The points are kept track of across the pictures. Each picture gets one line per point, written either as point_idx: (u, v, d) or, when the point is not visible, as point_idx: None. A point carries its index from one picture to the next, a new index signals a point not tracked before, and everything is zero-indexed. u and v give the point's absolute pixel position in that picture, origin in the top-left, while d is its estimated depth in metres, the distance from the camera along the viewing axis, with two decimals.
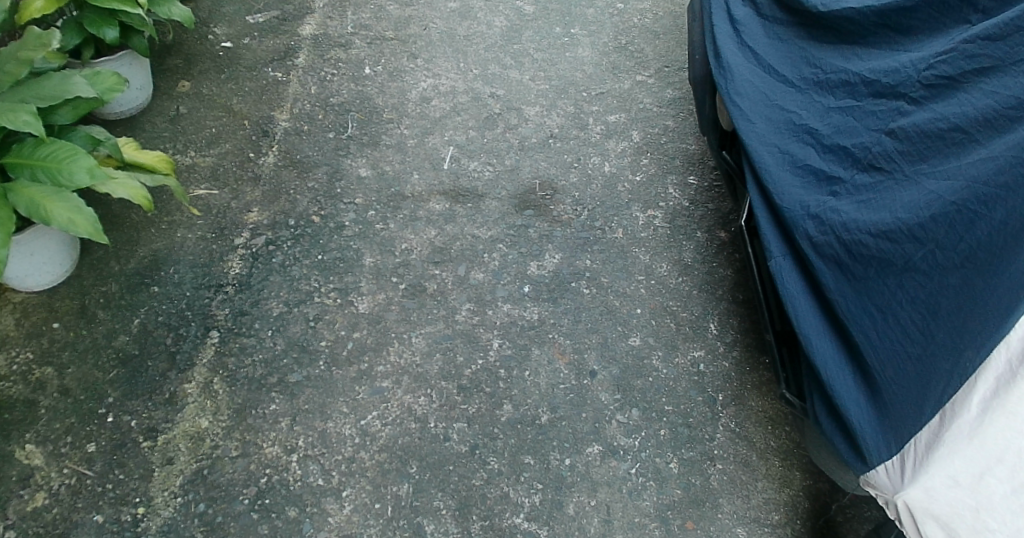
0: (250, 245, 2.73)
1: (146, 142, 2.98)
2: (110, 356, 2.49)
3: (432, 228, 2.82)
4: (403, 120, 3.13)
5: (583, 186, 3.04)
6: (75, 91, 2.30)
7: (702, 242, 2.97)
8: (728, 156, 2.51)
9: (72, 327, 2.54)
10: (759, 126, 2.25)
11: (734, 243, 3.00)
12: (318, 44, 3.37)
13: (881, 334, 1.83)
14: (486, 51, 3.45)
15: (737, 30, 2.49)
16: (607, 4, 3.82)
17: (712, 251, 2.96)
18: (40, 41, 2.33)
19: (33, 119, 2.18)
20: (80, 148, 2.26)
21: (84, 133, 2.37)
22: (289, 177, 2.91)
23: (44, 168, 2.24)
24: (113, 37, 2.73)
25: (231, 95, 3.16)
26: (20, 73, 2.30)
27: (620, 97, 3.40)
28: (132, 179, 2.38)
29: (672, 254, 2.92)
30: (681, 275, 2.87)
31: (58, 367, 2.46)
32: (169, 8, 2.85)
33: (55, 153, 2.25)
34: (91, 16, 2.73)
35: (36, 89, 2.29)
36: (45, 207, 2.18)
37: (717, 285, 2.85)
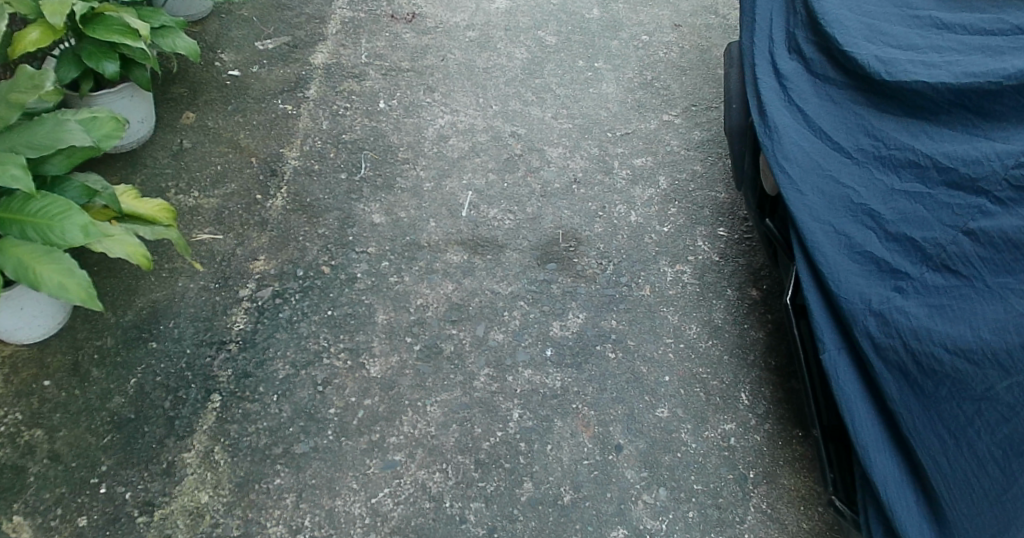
0: (256, 298, 2.56)
1: (147, 179, 2.81)
2: (104, 419, 2.31)
3: (450, 282, 2.65)
4: (420, 160, 2.95)
5: (608, 237, 2.88)
6: (70, 140, 2.11)
7: (733, 300, 2.83)
8: (770, 224, 2.34)
9: (64, 386, 2.37)
10: (811, 200, 2.09)
11: (766, 302, 2.86)
12: (330, 76, 3.20)
13: (954, 464, 1.69)
14: (506, 85, 3.28)
15: (784, 85, 2.32)
16: (632, 35, 3.65)
17: (743, 311, 2.81)
18: (33, 82, 2.14)
19: (23, 174, 1.99)
20: (74, 204, 2.07)
21: (79, 183, 2.19)
22: (297, 222, 2.73)
23: (34, 225, 2.05)
24: (113, 72, 2.55)
25: (238, 129, 2.99)
26: (11, 118, 2.11)
27: (646, 138, 3.23)
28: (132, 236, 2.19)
29: (702, 314, 2.77)
30: (712, 338, 2.72)
31: (48, 430, 2.29)
32: (174, 40, 2.65)
33: (47, 209, 2.06)
34: (90, 49, 2.55)
35: (27, 136, 2.10)
36: (33, 269, 1.98)
37: (748, 350, 2.69)
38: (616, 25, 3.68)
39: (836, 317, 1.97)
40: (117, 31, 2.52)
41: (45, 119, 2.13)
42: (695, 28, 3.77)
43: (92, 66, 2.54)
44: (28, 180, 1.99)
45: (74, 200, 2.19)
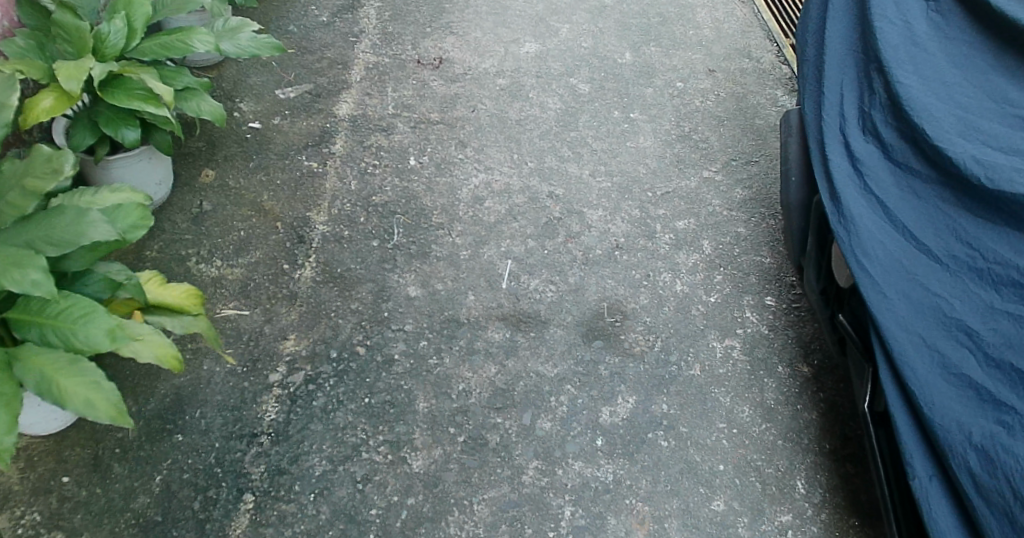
0: (287, 384, 2.40)
1: (166, 247, 2.63)
2: (128, 522, 2.14)
3: (493, 364, 2.50)
4: (455, 225, 2.79)
5: (655, 309, 2.73)
6: (92, 234, 1.91)
7: (784, 378, 2.65)
8: (842, 319, 2.24)
9: (84, 483, 2.19)
10: (896, 306, 1.97)
11: (820, 379, 2.67)
12: (356, 128, 3.03)
13: None
14: (541, 139, 3.13)
15: (860, 171, 2.20)
16: (666, 82, 3.51)
17: (794, 390, 2.63)
18: (50, 166, 1.96)
19: (42, 278, 1.82)
20: (98, 305, 1.91)
21: (101, 275, 2.02)
22: (329, 296, 2.57)
23: (55, 328, 1.89)
24: (132, 139, 2.36)
25: (261, 189, 2.81)
26: (28, 207, 1.93)
27: (687, 197, 3.08)
28: (159, 335, 2.00)
29: (754, 394, 2.60)
30: (766, 422, 2.54)
31: (68, 534, 2.11)
32: (198, 103, 2.45)
33: (70, 310, 1.91)
34: (108, 114, 2.36)
35: (46, 228, 1.92)
36: (57, 382, 1.83)
37: (802, 434, 2.51)
38: (650, 71, 3.54)
39: (926, 439, 1.86)
40: (137, 96, 2.32)
41: (65, 207, 1.93)
42: (730, 74, 3.64)
43: (110, 133, 2.34)
44: (50, 285, 1.82)
45: (97, 295, 2.01)
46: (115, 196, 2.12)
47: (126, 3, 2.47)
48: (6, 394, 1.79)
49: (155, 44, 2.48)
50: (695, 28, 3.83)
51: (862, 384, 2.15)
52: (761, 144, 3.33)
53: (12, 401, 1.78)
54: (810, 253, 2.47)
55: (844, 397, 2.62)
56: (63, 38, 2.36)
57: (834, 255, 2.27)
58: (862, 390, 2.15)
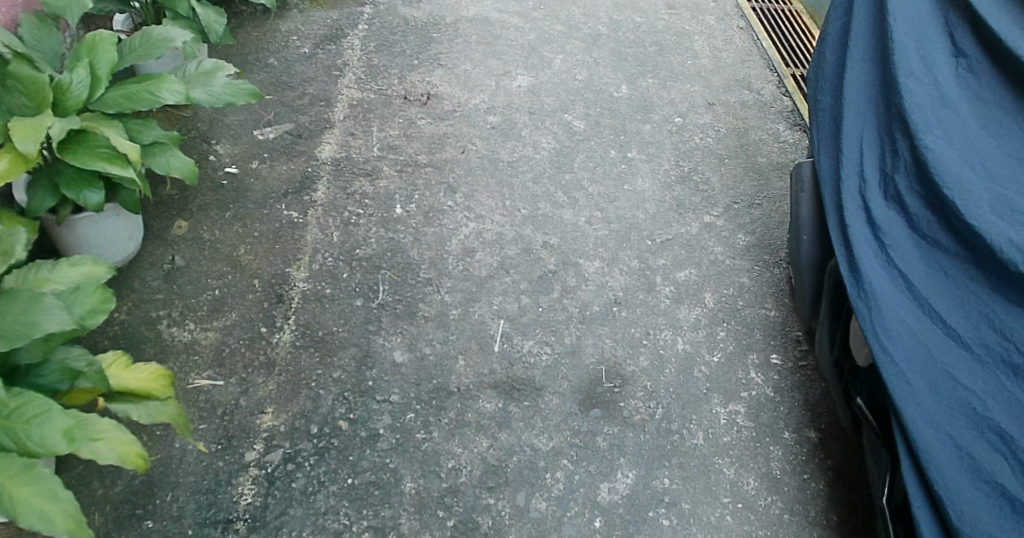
0: (264, 463, 2.23)
1: (136, 308, 2.46)
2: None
3: (484, 437, 2.35)
4: (443, 281, 2.64)
5: (656, 372, 2.58)
6: (47, 324, 1.74)
7: (790, 446, 2.48)
8: (859, 404, 2.12)
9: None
10: (924, 399, 1.84)
11: (828, 445, 2.51)
12: (339, 173, 2.86)
13: None
14: (534, 182, 2.97)
15: (882, 239, 2.05)
16: (664, 117, 3.35)
17: (802, 458, 2.46)
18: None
19: None
20: (53, 403, 1.75)
21: (58, 365, 1.86)
22: (309, 363, 2.41)
23: (5, 430, 1.71)
24: (96, 202, 2.20)
25: (237, 242, 2.64)
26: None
27: (688, 244, 2.92)
28: (123, 430, 1.86)
29: (759, 465, 2.43)
30: (772, 494, 2.37)
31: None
32: (169, 161, 2.32)
33: (22, 408, 1.73)
34: (68, 174, 2.19)
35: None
36: (10, 495, 1.65)
37: (809, 507, 2.35)
38: (647, 105, 3.38)
39: None
40: (99, 156, 2.15)
41: (15, 294, 1.76)
42: (730, 107, 3.48)
43: (71, 195, 2.18)
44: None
45: (55, 387, 1.84)
46: (74, 271, 1.94)
47: (90, 49, 2.30)
48: None
49: (120, 93, 2.31)
50: (693, 58, 3.68)
51: (880, 473, 2.02)
52: (764, 184, 3.18)
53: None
54: (822, 320, 2.34)
55: (850, 466, 2.46)
56: (18, 89, 2.16)
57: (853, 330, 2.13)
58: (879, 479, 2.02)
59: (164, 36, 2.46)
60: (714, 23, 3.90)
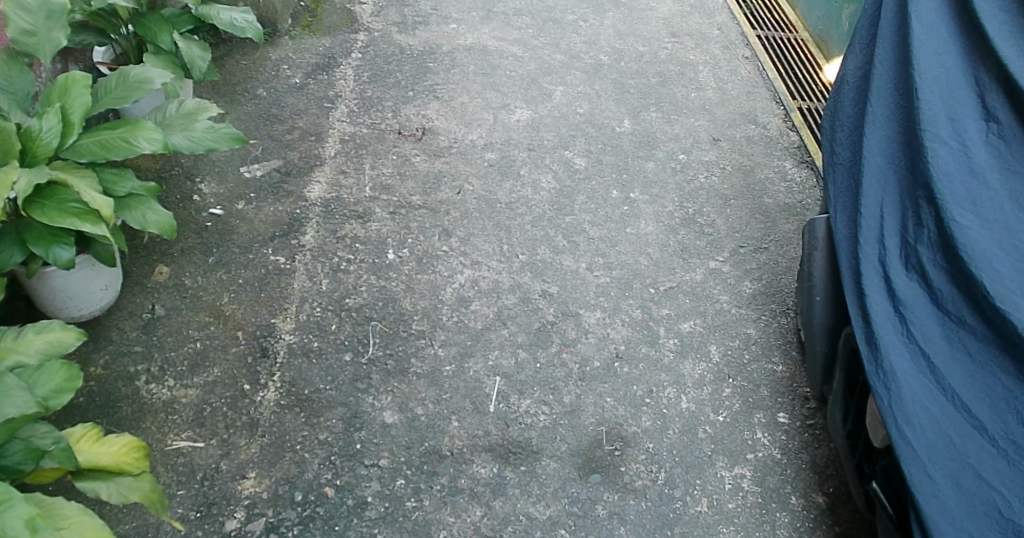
0: (245, 534, 2.08)
1: (112, 362, 2.33)
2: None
3: (478, 505, 2.21)
4: (437, 333, 2.51)
5: (658, 433, 2.45)
6: (9, 410, 1.72)
7: (798, 511, 2.35)
8: (875, 484, 2.12)
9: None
10: (944, 490, 1.81)
11: (838, 512, 2.37)
12: (329, 215, 2.75)
13: None
14: (533, 226, 2.85)
15: (903, 314, 2.02)
16: (668, 153, 3.23)
17: (810, 526, 2.32)
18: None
19: None
20: (13, 493, 1.66)
21: (23, 445, 1.79)
22: (295, 423, 2.28)
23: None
24: (66, 258, 2.15)
25: (221, 290, 2.52)
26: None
27: (692, 294, 2.80)
28: (88, 515, 1.80)
29: (767, 534, 2.29)
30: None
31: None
32: (145, 214, 2.26)
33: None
34: (38, 229, 2.15)
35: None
36: None
37: None
38: (650, 141, 3.26)
39: None
40: (71, 212, 2.12)
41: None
42: (736, 142, 3.35)
43: (40, 252, 2.13)
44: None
45: (19, 466, 1.77)
46: (40, 338, 1.93)
47: (62, 92, 2.27)
48: None
49: (93, 141, 2.29)
50: (698, 89, 3.56)
51: None
52: (772, 227, 3.04)
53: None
54: (836, 389, 2.33)
55: (862, 532, 2.33)
56: None
57: (871, 407, 2.13)
58: None
59: (142, 76, 2.43)
60: (719, 53, 3.79)
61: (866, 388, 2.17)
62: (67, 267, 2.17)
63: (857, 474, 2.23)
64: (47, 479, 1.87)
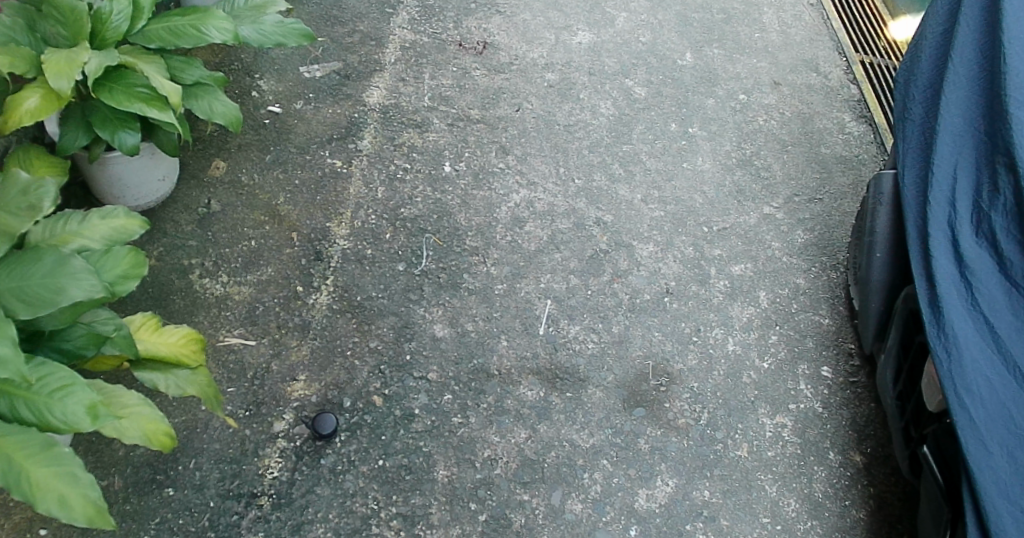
0: (293, 435, 2.10)
1: (166, 253, 2.34)
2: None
3: (522, 427, 2.20)
4: (490, 251, 2.47)
5: (703, 373, 2.39)
6: (72, 294, 1.75)
7: (835, 467, 2.27)
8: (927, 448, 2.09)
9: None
10: (1000, 464, 1.79)
11: (876, 471, 2.28)
12: (387, 122, 2.70)
13: None
14: (591, 151, 2.78)
15: (968, 280, 1.98)
16: (729, 92, 3.11)
17: (846, 484, 2.25)
18: (26, 201, 1.87)
19: (12, 353, 1.64)
20: (77, 377, 1.76)
21: (85, 330, 1.86)
22: (346, 329, 2.27)
23: (26, 401, 1.74)
24: (132, 143, 2.17)
25: (277, 190, 2.51)
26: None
27: (745, 238, 2.69)
28: (147, 408, 1.88)
29: (802, 484, 2.23)
30: (812, 519, 2.17)
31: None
32: (211, 105, 2.27)
33: (45, 381, 1.75)
34: (105, 113, 2.15)
35: (18, 281, 1.77)
36: (28, 474, 1.65)
37: (850, 537, 2.15)
38: (710, 78, 3.14)
39: None
40: (139, 97, 2.10)
41: (43, 255, 1.79)
42: (797, 88, 3.23)
43: (106, 137, 2.15)
44: (15, 363, 1.64)
45: (81, 352, 1.85)
46: (105, 224, 1.97)
47: None
48: None
49: (163, 27, 2.22)
50: (761, 31, 3.45)
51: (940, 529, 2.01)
52: (827, 177, 2.91)
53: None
54: (890, 349, 2.32)
55: (895, 496, 2.24)
56: (56, 19, 2.07)
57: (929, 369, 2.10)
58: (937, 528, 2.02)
59: None
60: None
61: (923, 349, 2.15)
62: (131, 153, 2.19)
63: (905, 437, 2.21)
64: (107, 366, 1.98)
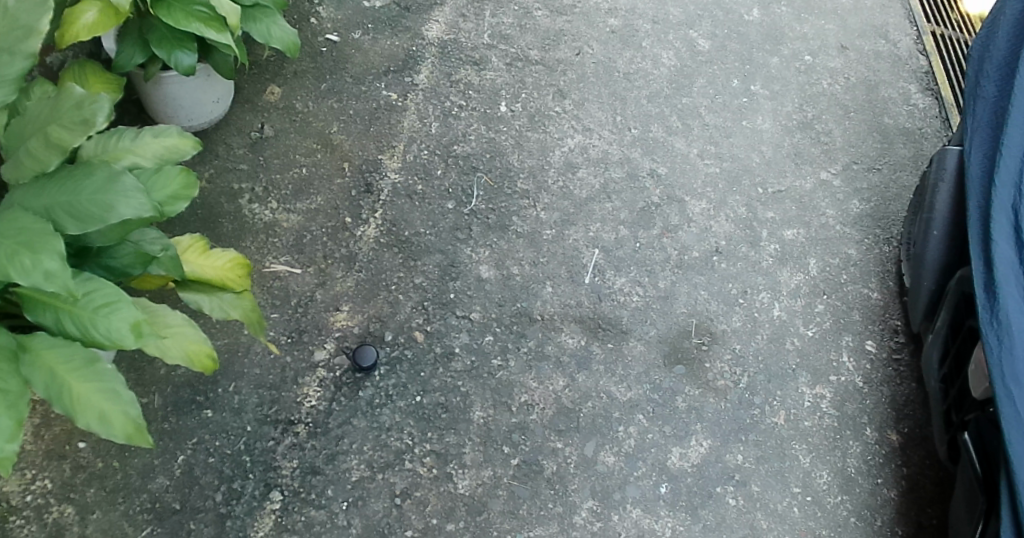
0: (332, 365, 2.14)
1: (218, 176, 2.37)
2: (143, 505, 1.96)
3: (561, 375, 2.19)
4: (541, 196, 2.45)
5: (747, 336, 2.33)
6: (122, 212, 1.72)
7: (869, 444, 2.21)
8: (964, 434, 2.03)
9: (102, 452, 2.02)
10: None
11: (911, 452, 2.22)
12: (445, 57, 2.68)
13: None
14: (649, 101, 2.72)
15: None
16: (794, 52, 2.97)
17: (879, 462, 2.19)
18: (80, 115, 1.75)
19: (58, 268, 1.64)
20: (122, 294, 1.74)
21: (133, 249, 1.85)
22: (391, 264, 2.28)
23: (72, 315, 1.73)
24: (188, 64, 2.15)
25: (331, 118, 2.51)
26: (50, 165, 1.75)
27: (799, 203, 2.59)
28: (190, 330, 1.88)
29: (835, 458, 2.18)
30: (842, 493, 2.13)
31: (80, 509, 1.95)
32: (268, 30, 2.24)
33: (90, 297, 1.73)
34: (162, 31, 2.13)
35: (68, 196, 1.74)
36: (70, 389, 1.68)
37: (877, 514, 2.11)
38: (776, 37, 3.00)
39: None
40: (196, 17, 2.07)
41: (94, 171, 1.75)
42: (864, 54, 3.02)
43: (162, 56, 2.13)
44: (63, 277, 1.64)
45: (128, 269, 1.85)
46: (157, 143, 1.94)
47: None
48: (12, 389, 1.63)
49: None
50: None
51: (967, 516, 1.95)
52: (887, 148, 2.77)
53: (17, 403, 1.62)
54: (937, 330, 2.24)
55: (929, 479, 2.18)
56: None
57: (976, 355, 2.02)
58: (963, 514, 1.98)
59: None
60: None
61: (974, 333, 2.07)
62: (186, 74, 2.18)
63: (945, 421, 2.16)
64: (153, 285, 1.99)
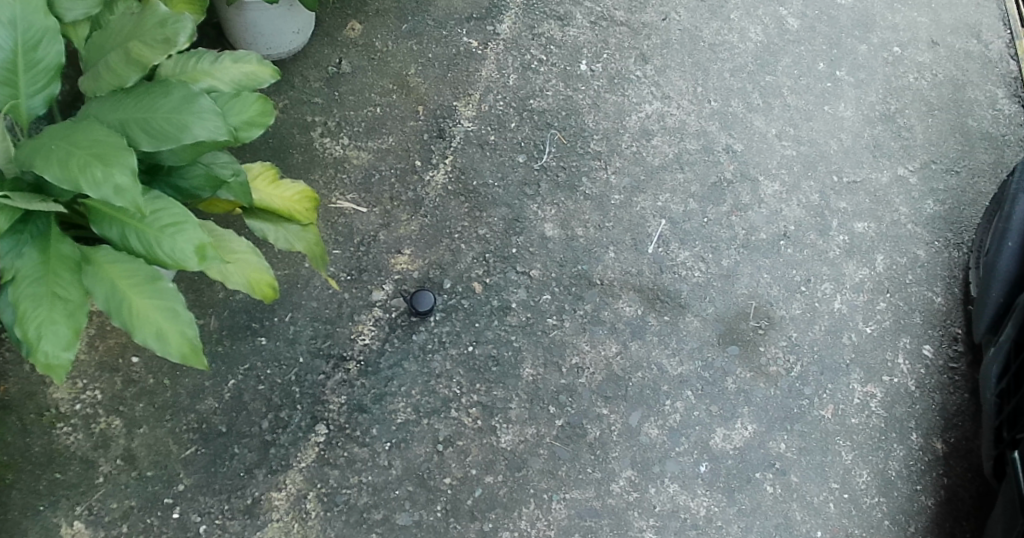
0: (388, 306, 2.16)
1: (293, 107, 2.41)
2: (189, 425, 1.98)
3: (615, 342, 2.18)
4: (613, 159, 2.45)
5: (805, 325, 2.27)
6: (195, 132, 1.69)
7: (913, 450, 2.13)
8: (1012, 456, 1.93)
9: (154, 369, 2.04)
10: None
11: (956, 464, 2.12)
12: (530, 9, 2.69)
13: None
14: (731, 75, 2.67)
15: None
16: (883, 41, 2.82)
17: (921, 469, 2.11)
18: (162, 34, 1.73)
19: (128, 183, 1.58)
20: (189, 215, 1.70)
21: (205, 171, 1.82)
22: (457, 212, 2.31)
23: (138, 232, 1.69)
24: None
25: (410, 61, 2.54)
26: (128, 80, 1.74)
27: (874, 195, 2.49)
28: (254, 257, 1.86)
29: (878, 459, 2.11)
30: (880, 495, 2.07)
31: (128, 422, 1.97)
32: None
33: (157, 215, 1.70)
34: None
35: (144, 112, 1.71)
36: (129, 303, 1.67)
37: (913, 520, 2.04)
38: (867, 23, 2.86)
39: None
40: None
41: (172, 89, 1.71)
42: (954, 52, 2.81)
43: None
44: (132, 193, 1.58)
45: (197, 191, 1.83)
46: (236, 68, 1.89)
47: None
48: (73, 298, 1.65)
49: None
50: None
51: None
52: (969, 151, 2.59)
53: (75, 312, 1.64)
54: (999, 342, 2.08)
55: (968, 491, 2.09)
56: None
57: None
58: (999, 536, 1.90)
59: None
60: None
61: None
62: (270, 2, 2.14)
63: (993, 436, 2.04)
64: (220, 210, 1.97)
